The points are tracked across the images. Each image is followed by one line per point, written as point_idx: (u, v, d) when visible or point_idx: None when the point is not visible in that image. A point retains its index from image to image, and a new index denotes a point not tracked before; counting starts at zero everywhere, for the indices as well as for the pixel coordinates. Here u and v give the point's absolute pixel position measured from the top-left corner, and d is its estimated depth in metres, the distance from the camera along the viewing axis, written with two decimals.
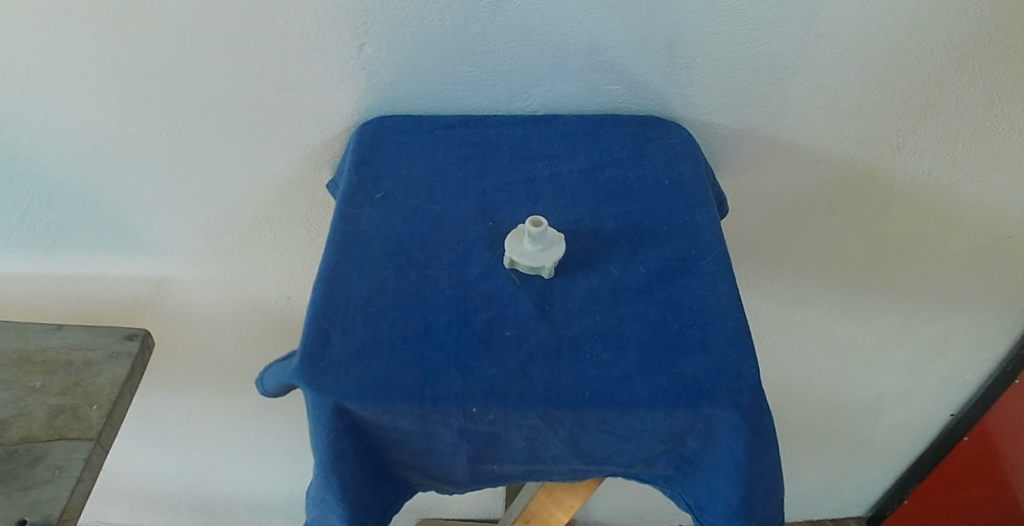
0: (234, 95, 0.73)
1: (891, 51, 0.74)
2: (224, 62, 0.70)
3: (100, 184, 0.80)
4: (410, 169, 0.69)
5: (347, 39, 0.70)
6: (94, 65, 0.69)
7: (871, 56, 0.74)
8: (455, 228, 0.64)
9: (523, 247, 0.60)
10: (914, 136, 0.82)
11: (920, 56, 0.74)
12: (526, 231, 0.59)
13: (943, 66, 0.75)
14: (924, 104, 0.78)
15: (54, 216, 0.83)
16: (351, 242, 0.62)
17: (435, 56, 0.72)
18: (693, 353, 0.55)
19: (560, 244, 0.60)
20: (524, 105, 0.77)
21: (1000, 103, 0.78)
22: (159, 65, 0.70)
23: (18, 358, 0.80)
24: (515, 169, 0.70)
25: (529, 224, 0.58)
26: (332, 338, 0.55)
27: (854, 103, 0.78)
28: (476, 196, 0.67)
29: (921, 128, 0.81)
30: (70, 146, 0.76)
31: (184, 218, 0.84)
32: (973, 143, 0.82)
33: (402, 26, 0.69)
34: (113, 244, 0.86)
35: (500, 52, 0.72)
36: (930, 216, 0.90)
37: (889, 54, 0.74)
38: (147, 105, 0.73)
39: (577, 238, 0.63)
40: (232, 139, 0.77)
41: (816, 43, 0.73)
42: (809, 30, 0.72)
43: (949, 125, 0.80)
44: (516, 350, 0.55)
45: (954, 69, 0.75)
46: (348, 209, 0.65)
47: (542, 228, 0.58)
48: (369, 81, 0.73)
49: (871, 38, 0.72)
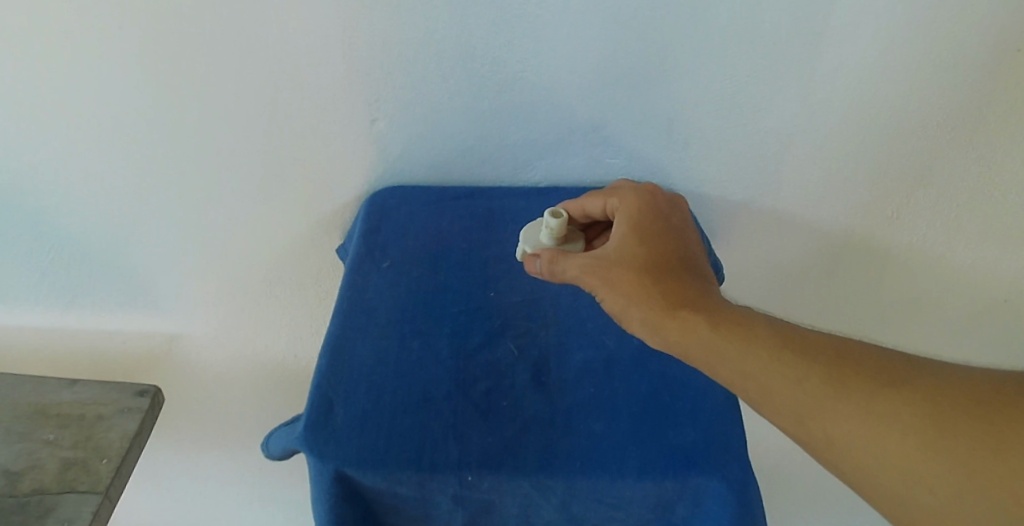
0: (253, 163, 0.77)
1: (882, 127, 0.77)
2: (245, 133, 0.74)
3: (119, 245, 0.83)
4: (417, 238, 0.73)
5: (362, 115, 0.74)
6: (119, 134, 0.73)
7: (864, 131, 0.77)
8: (458, 297, 0.67)
9: (540, 238, 0.67)
10: (910, 207, 0.84)
11: (915, 129, 0.77)
12: (545, 223, 0.66)
13: (936, 140, 0.77)
14: (919, 178, 0.81)
15: (74, 275, 0.86)
16: (358, 310, 0.65)
17: (443, 130, 0.76)
18: (682, 424, 0.58)
19: (572, 244, 0.66)
20: (529, 177, 0.81)
21: (997, 174, 0.80)
22: (183, 134, 0.74)
23: (32, 411, 0.83)
24: (517, 240, 0.73)
25: (548, 218, 0.65)
26: (335, 407, 0.57)
27: (850, 173, 0.81)
28: (479, 266, 0.70)
29: (917, 198, 0.83)
30: (93, 209, 0.80)
31: (198, 278, 0.88)
32: (969, 213, 0.84)
33: (413, 103, 0.73)
34: (129, 301, 0.89)
35: (506, 126, 0.76)
36: (929, 283, 0.92)
37: (880, 129, 0.77)
38: (170, 170, 0.77)
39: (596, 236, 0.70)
40: (250, 203, 0.81)
41: (812, 118, 0.76)
42: (807, 106, 0.75)
43: (943, 196, 0.82)
44: (511, 420, 0.58)
45: (948, 142, 0.77)
46: (355, 277, 0.68)
47: (561, 220, 0.64)
48: (381, 153, 0.77)
49: (863, 116, 0.76)
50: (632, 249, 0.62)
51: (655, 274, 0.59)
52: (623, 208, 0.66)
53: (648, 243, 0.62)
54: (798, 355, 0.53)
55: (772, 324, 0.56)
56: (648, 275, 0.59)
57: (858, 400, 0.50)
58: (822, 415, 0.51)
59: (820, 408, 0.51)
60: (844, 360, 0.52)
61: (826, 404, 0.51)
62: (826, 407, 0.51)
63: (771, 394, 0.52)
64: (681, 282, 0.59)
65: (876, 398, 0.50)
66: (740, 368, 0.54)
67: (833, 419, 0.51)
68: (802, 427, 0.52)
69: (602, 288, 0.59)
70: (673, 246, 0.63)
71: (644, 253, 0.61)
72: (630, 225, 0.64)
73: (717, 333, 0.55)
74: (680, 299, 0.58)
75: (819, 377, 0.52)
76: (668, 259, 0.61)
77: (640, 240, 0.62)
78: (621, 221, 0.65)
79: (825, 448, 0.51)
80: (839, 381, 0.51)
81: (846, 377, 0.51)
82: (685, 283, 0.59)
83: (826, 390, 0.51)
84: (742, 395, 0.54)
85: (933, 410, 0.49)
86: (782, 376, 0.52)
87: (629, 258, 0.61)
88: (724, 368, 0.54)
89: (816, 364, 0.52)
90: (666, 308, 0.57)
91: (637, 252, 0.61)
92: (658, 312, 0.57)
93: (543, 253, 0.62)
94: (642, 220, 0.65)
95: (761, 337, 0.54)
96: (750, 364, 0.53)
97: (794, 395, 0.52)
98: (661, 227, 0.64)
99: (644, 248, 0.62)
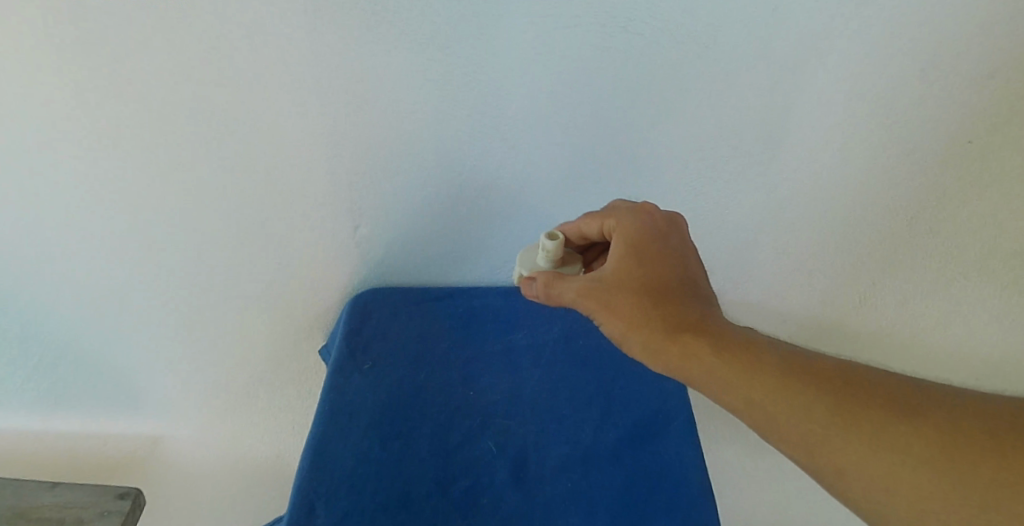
0: (239, 267, 0.79)
1: (841, 221, 0.82)
2: (231, 240, 0.76)
3: (104, 347, 0.84)
4: (398, 338, 0.75)
5: (345, 221, 0.76)
6: (106, 241, 0.75)
7: (825, 224, 0.82)
8: (438, 397, 0.71)
9: (538, 261, 0.69)
10: (878, 291, 0.89)
11: (875, 222, 0.82)
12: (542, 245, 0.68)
13: (894, 230, 0.83)
14: (881, 266, 0.86)
15: (58, 377, 0.87)
16: (340, 412, 0.67)
17: (423, 233, 0.79)
18: (651, 514, 0.64)
19: (568, 266, 0.68)
20: (505, 275, 0.84)
21: (956, 259, 0.85)
22: (171, 241, 0.76)
23: (12, 515, 0.83)
24: (495, 339, 0.77)
25: (545, 239, 0.67)
26: (316, 510, 0.60)
27: (815, 262, 0.86)
28: (459, 364, 0.74)
29: (883, 284, 0.88)
30: (79, 315, 0.81)
31: (182, 380, 0.89)
32: (932, 296, 0.89)
33: (393, 209, 0.76)
34: (114, 401, 0.90)
35: (484, 228, 0.80)
36: (900, 363, 0.96)
37: (839, 224, 0.82)
38: (157, 275, 0.78)
39: (589, 257, 0.71)
40: (235, 305, 0.83)
41: (775, 214, 0.81)
42: (771, 203, 0.80)
43: (908, 282, 0.88)
44: (491, 516, 0.63)
45: (906, 231, 0.83)
46: (338, 378, 0.70)
47: (557, 243, 0.67)
48: (363, 255, 0.80)
49: (822, 213, 0.81)
50: (632, 271, 0.62)
51: (659, 300, 0.60)
52: (620, 226, 0.65)
53: (649, 263, 0.62)
54: (805, 386, 0.55)
55: (778, 351, 0.58)
56: (648, 301, 0.60)
57: (867, 432, 0.53)
58: (830, 447, 0.53)
59: (829, 440, 0.53)
60: (851, 389, 0.54)
61: (835, 436, 0.53)
62: (834, 437, 0.53)
63: (779, 424, 0.55)
64: (681, 306, 0.60)
65: (884, 430, 0.52)
66: (746, 398, 0.56)
67: (842, 450, 0.53)
68: (809, 455, 0.54)
69: (603, 314, 0.61)
70: (674, 266, 0.63)
71: (647, 276, 0.62)
72: (628, 244, 0.64)
73: (724, 362, 0.57)
74: (682, 324, 0.59)
75: (827, 408, 0.54)
76: (668, 281, 0.61)
77: (642, 261, 0.62)
78: (618, 240, 0.64)
79: (834, 476, 0.54)
80: (845, 411, 0.54)
81: (854, 409, 0.54)
82: (685, 306, 0.60)
83: (834, 423, 0.53)
84: (747, 420, 0.57)
85: (936, 441, 0.51)
86: (789, 406, 0.55)
87: (628, 279, 0.62)
88: (730, 396, 0.57)
89: (824, 396, 0.54)
90: (668, 336, 0.59)
91: (637, 274, 0.62)
92: (662, 340, 0.59)
93: (539, 275, 0.64)
94: (640, 236, 0.64)
95: (768, 365, 0.56)
96: (757, 393, 0.56)
97: (800, 424, 0.54)
98: (663, 246, 0.63)
99: (643, 269, 0.62)
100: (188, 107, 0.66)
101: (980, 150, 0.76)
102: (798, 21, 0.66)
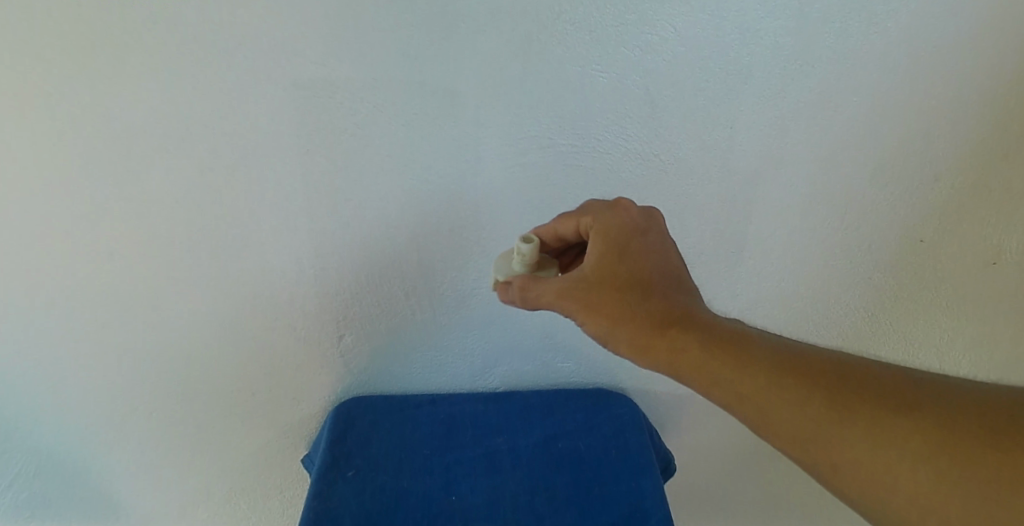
0: (225, 378, 0.81)
1: (802, 321, 0.87)
2: (219, 351, 0.79)
3: (85, 462, 0.85)
4: (380, 446, 0.78)
5: (329, 330, 0.79)
6: (94, 357, 0.77)
7: (788, 325, 0.88)
8: (418, 503, 0.73)
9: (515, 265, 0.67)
10: None
11: (837, 321, 0.87)
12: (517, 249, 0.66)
13: (856, 327, 0.88)
14: None
15: (33, 493, 0.86)
16: (322, 520, 0.70)
17: (405, 342, 0.82)
18: None
19: (545, 268, 0.66)
20: (486, 382, 0.87)
21: (915, 352, 0.90)
22: (158, 354, 0.78)
23: None
24: (475, 445, 0.80)
25: (519, 243, 0.65)
26: None
27: None
28: (440, 470, 0.77)
29: None
30: (60, 430, 0.82)
31: (162, 491, 0.89)
32: None
33: (375, 321, 0.80)
34: (92, 513, 0.90)
35: (464, 335, 0.82)
36: None
37: (800, 324, 0.87)
38: (144, 389, 0.80)
39: (568, 261, 0.69)
40: (219, 416, 0.84)
41: (741, 317, 0.86)
42: (734, 306, 0.85)
43: None
44: None
45: (867, 325, 0.88)
46: (321, 486, 0.73)
47: (532, 246, 0.65)
48: (346, 364, 0.83)
49: (784, 313, 0.86)
50: (614, 267, 0.61)
51: (642, 296, 0.59)
52: (597, 224, 0.64)
53: (631, 259, 0.61)
54: (795, 381, 0.54)
55: (768, 346, 0.56)
56: (631, 299, 0.59)
57: (861, 424, 0.51)
58: (822, 440, 0.52)
59: (821, 434, 0.52)
60: (843, 383, 0.53)
61: (828, 429, 0.52)
62: (826, 428, 0.52)
63: (768, 417, 0.54)
64: (665, 302, 0.59)
65: (879, 422, 0.51)
66: (734, 392, 0.55)
67: (836, 443, 0.52)
68: (800, 449, 0.53)
69: (585, 314, 0.60)
70: (656, 261, 0.61)
71: (628, 270, 0.61)
72: (607, 240, 0.62)
73: (712, 357, 0.56)
74: (666, 319, 0.58)
75: (820, 402, 0.53)
76: (650, 278, 0.60)
77: (623, 256, 0.61)
78: (596, 236, 0.63)
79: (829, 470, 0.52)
80: (839, 405, 0.52)
81: (847, 401, 0.52)
82: (668, 301, 0.59)
83: (825, 416, 0.52)
84: (740, 415, 0.55)
85: (936, 433, 0.49)
86: (780, 400, 0.53)
87: (608, 277, 0.61)
88: (719, 390, 0.55)
89: (817, 392, 0.53)
90: (654, 332, 0.58)
91: (619, 270, 0.61)
92: (647, 337, 0.58)
93: (515, 280, 0.64)
94: (620, 234, 0.63)
95: (757, 359, 0.55)
96: (746, 387, 0.54)
97: (793, 419, 0.53)
98: (643, 241, 0.63)
99: (625, 266, 0.61)
100: (184, 228, 0.70)
101: (931, 246, 0.81)
102: (749, 145, 0.73)
